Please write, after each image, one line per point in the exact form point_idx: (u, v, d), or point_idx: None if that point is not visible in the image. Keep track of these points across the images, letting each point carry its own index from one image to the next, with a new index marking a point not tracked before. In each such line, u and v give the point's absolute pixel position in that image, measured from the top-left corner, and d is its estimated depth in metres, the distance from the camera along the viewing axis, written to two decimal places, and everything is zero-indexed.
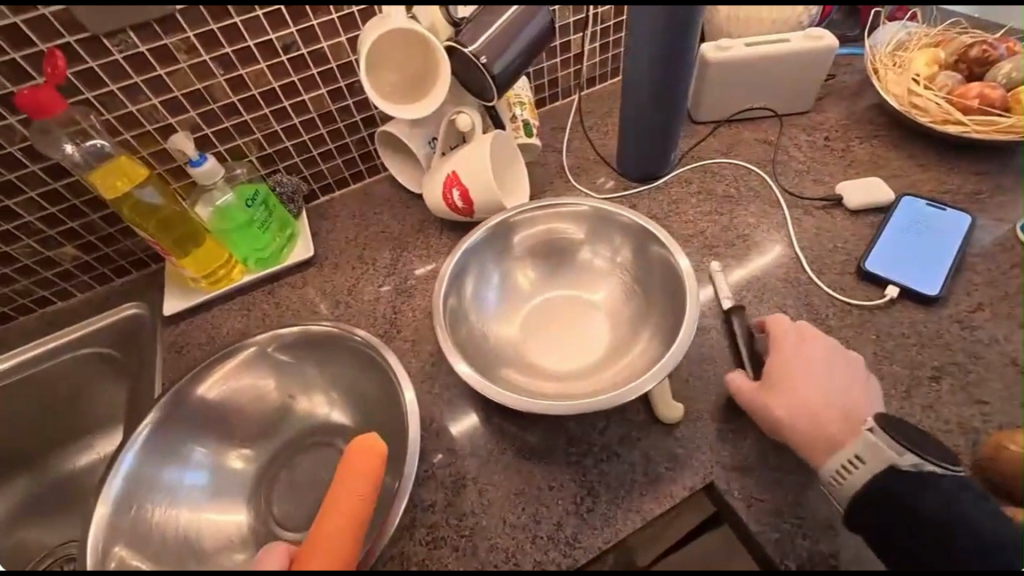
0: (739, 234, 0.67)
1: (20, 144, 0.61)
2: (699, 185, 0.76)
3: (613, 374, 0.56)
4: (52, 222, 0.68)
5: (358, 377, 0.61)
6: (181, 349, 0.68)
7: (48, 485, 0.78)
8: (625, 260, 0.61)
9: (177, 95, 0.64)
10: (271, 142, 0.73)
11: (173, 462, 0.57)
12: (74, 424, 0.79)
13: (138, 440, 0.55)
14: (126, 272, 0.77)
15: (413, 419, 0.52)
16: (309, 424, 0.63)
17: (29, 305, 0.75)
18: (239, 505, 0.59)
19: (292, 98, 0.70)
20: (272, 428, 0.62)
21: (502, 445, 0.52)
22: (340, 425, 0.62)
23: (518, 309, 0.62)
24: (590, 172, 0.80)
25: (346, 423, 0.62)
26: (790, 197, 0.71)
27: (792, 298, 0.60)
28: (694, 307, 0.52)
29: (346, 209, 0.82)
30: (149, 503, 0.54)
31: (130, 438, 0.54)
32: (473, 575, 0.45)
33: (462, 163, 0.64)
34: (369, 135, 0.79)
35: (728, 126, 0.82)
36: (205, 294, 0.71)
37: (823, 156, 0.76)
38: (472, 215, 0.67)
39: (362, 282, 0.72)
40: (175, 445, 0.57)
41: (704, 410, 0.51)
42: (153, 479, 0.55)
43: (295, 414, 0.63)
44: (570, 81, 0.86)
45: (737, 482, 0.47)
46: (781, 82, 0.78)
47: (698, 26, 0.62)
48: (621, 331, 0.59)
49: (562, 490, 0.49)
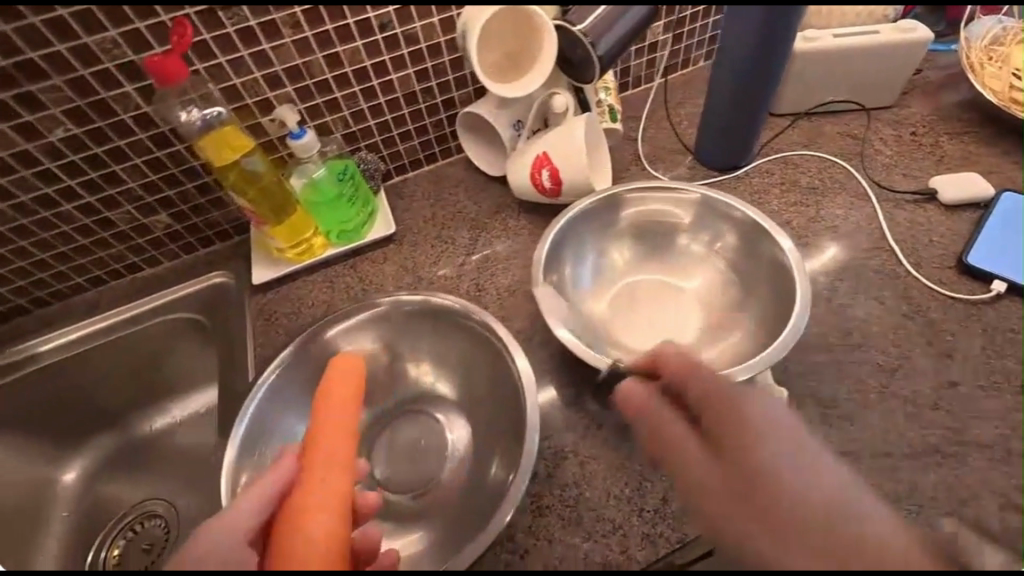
0: (827, 225, 0.67)
1: (134, 112, 0.63)
2: (779, 176, 0.75)
3: (708, 357, 0.56)
4: (152, 190, 0.71)
5: (469, 348, 0.63)
6: (269, 317, 0.70)
7: (129, 443, 0.82)
8: (725, 248, 0.61)
9: (278, 70, 0.66)
10: (358, 120, 0.74)
11: (291, 413, 0.61)
12: (152, 387, 0.82)
13: (267, 384, 0.59)
14: (210, 243, 0.80)
15: (528, 386, 0.54)
16: (413, 391, 0.66)
17: (122, 271, 0.78)
18: None
19: (381, 77, 0.72)
20: (379, 391, 0.66)
21: (599, 420, 0.53)
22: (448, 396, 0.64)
23: (608, 288, 0.62)
24: (667, 160, 0.79)
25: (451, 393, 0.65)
26: (880, 190, 0.70)
27: (891, 292, 0.59)
28: (806, 296, 0.51)
29: (421, 190, 0.83)
30: (272, 439, 0.59)
31: (260, 381, 0.59)
32: (582, 542, 0.46)
33: (555, 146, 0.64)
34: (448, 117, 0.80)
35: (806, 120, 0.81)
36: (291, 265, 0.73)
37: (911, 150, 0.75)
38: (558, 196, 0.67)
39: (443, 260, 0.73)
40: (296, 393, 0.62)
41: (805, 395, 0.52)
42: (277, 419, 0.60)
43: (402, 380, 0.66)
44: (642, 70, 0.85)
45: (848, 467, 0.47)
46: (867, 75, 0.77)
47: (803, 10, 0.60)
48: (717, 319, 0.59)
49: (664, 466, 0.49)
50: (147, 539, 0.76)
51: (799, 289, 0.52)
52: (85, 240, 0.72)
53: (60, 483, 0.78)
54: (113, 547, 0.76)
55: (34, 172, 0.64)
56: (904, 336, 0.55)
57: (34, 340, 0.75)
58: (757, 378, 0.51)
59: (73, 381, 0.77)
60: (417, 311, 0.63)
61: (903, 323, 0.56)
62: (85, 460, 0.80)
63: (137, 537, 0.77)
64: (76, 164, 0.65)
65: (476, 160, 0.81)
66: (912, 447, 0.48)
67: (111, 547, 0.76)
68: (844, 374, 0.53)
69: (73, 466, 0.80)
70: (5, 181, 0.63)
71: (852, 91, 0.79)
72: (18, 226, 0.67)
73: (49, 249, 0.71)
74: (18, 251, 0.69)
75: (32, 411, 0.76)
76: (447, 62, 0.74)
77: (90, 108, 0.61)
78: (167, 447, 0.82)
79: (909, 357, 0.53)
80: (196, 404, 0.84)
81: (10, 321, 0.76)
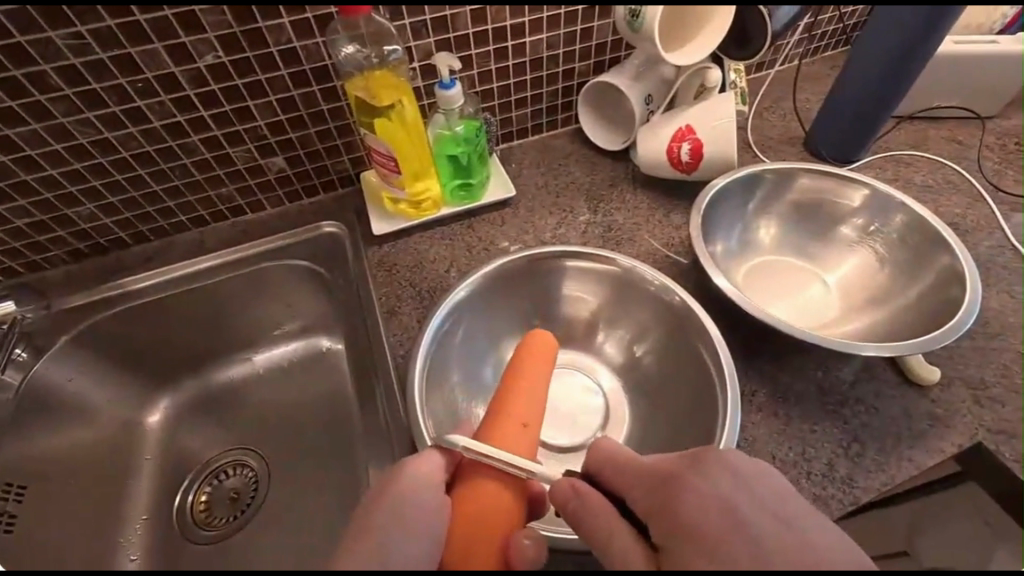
0: (949, 221, 0.69)
1: (283, 45, 0.61)
2: (894, 173, 0.76)
3: (848, 330, 0.59)
4: (276, 130, 0.68)
5: (644, 318, 0.63)
6: (390, 268, 0.70)
7: (210, 391, 0.78)
8: (880, 233, 0.63)
9: (426, 19, 0.63)
10: (483, 81, 0.72)
11: (461, 349, 0.61)
12: (237, 336, 0.78)
13: (457, 296, 0.60)
14: (315, 192, 0.78)
15: (720, 346, 0.54)
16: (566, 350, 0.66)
17: (225, 212, 0.76)
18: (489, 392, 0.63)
19: (517, 39, 0.69)
20: None
21: (754, 387, 0.54)
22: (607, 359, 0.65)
23: (748, 257, 0.66)
24: (777, 149, 0.80)
25: (603, 357, 0.66)
26: (994, 193, 0.72)
27: (1020, 285, 0.61)
28: (976, 286, 0.53)
29: (530, 157, 0.81)
30: (446, 346, 0.59)
31: (454, 292, 0.59)
32: None
33: (699, 118, 0.66)
34: (564, 88, 0.78)
35: (910, 123, 0.82)
36: (409, 220, 0.73)
37: (1018, 158, 0.77)
38: (692, 171, 0.69)
39: (563, 228, 0.72)
40: (472, 317, 0.62)
41: (956, 376, 0.53)
42: (455, 331, 0.60)
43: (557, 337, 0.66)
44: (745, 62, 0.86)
45: (1007, 444, 0.49)
46: (981, 83, 0.77)
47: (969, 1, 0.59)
48: (863, 299, 0.62)
49: (825, 434, 0.51)
50: (234, 487, 0.72)
51: (966, 274, 0.54)
52: (200, 174, 0.70)
53: (145, 426, 0.75)
54: (200, 493, 0.72)
55: (171, 99, 0.61)
56: None
57: (133, 275, 0.72)
58: (912, 359, 0.53)
59: (165, 320, 0.74)
60: (607, 274, 0.63)
61: None
62: (170, 402, 0.77)
63: (224, 485, 0.73)
64: (214, 94, 0.62)
65: (587, 132, 0.79)
66: None
67: (198, 492, 0.73)
68: (989, 360, 0.55)
69: (158, 408, 0.77)
70: (140, 105, 0.61)
71: (962, 98, 0.79)
72: (141, 153, 0.65)
73: (164, 181, 0.69)
74: (134, 180, 0.67)
75: (125, 349, 0.73)
76: (579, 31, 0.71)
77: (242, 36, 0.59)
78: (251, 399, 0.78)
79: None
80: (281, 356, 0.80)
81: (110, 253, 0.74)
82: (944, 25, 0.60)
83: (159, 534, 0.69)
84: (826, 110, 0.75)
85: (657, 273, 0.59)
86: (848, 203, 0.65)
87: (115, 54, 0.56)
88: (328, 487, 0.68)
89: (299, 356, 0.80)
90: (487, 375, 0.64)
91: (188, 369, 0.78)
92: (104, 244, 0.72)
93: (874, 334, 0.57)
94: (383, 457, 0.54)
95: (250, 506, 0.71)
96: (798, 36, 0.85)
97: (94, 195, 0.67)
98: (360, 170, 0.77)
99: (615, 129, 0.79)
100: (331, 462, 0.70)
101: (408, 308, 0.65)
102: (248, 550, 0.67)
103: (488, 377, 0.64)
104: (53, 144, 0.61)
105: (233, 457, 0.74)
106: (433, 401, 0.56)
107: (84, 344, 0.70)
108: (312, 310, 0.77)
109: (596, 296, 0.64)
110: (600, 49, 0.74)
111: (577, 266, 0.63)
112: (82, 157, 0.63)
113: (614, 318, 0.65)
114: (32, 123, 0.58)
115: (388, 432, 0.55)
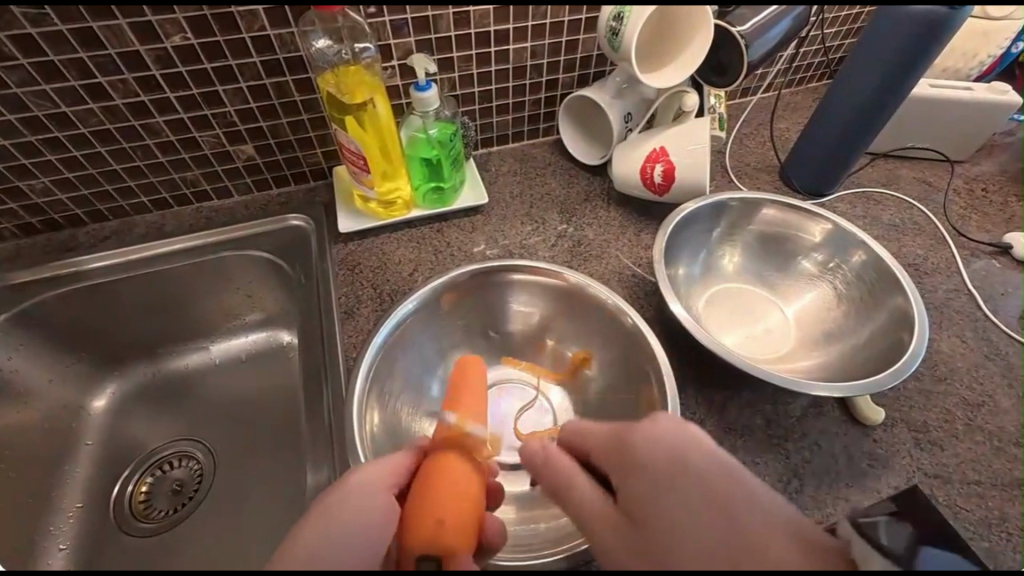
0: (910, 261, 0.70)
1: (256, 33, 0.59)
2: (862, 210, 0.77)
3: (802, 365, 0.60)
4: (245, 117, 0.67)
5: (598, 336, 0.62)
6: (353, 267, 0.69)
7: (162, 378, 0.76)
8: (839, 269, 0.64)
9: (407, 17, 0.62)
10: (464, 85, 0.71)
11: (410, 353, 0.61)
12: (194, 325, 0.76)
13: (409, 305, 0.59)
14: (285, 183, 0.76)
15: (668, 372, 0.54)
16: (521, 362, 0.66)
17: (189, 197, 0.74)
18: (438, 400, 0.63)
19: (500, 46, 0.68)
20: (489, 354, 0.66)
21: (702, 416, 0.54)
22: (560, 375, 0.65)
23: (710, 285, 0.66)
24: (753, 176, 0.81)
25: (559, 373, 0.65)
26: (957, 236, 0.74)
27: (971, 331, 0.63)
28: (924, 330, 0.53)
29: (507, 165, 0.80)
30: (395, 354, 0.59)
31: (405, 300, 0.59)
32: None
33: (673, 140, 0.66)
34: (547, 98, 0.77)
35: (883, 161, 0.83)
36: (377, 220, 0.71)
37: (984, 204, 0.78)
38: (664, 192, 0.69)
39: (533, 239, 0.72)
40: (424, 325, 0.62)
41: (899, 418, 0.54)
42: (404, 338, 0.60)
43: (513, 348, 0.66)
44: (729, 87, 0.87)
45: (942, 488, 0.50)
46: (951, 127, 0.79)
47: (947, 40, 0.60)
48: (818, 333, 0.62)
49: (767, 467, 0.51)
50: (178, 479, 0.70)
51: (914, 315, 0.55)
52: (164, 156, 0.68)
53: (89, 410, 0.73)
54: (140, 484, 0.70)
55: (136, 78, 0.60)
56: (986, 376, 0.58)
57: (86, 255, 0.69)
58: (857, 397, 0.54)
59: (116, 303, 0.71)
60: (565, 291, 0.62)
61: (984, 363, 0.59)
62: (117, 387, 0.75)
63: (168, 476, 0.71)
64: (181, 76, 0.61)
65: (566, 143, 0.79)
66: (1000, 481, 0.51)
67: (138, 483, 0.70)
68: (933, 404, 0.56)
69: (104, 393, 0.74)
70: (103, 82, 0.59)
71: (934, 141, 0.81)
72: (101, 130, 0.63)
73: (126, 160, 0.67)
74: (93, 157, 0.65)
75: (72, 330, 0.71)
76: (564, 42, 0.70)
77: (213, 18, 0.57)
78: (203, 388, 0.76)
79: (992, 396, 0.56)
80: (239, 347, 0.78)
81: (66, 229, 0.72)
82: (937, 40, 0.58)
83: (94, 523, 0.67)
84: (801, 141, 0.76)
85: (612, 293, 0.59)
86: (809, 237, 0.66)
87: (77, 26, 0.54)
88: (272, 486, 0.67)
89: (257, 348, 0.78)
90: (438, 383, 0.64)
91: (140, 355, 0.76)
92: (58, 220, 0.70)
93: (825, 371, 0.58)
94: (323, 463, 0.52)
95: (192, 499, 0.69)
96: (783, 66, 0.86)
97: (48, 170, 0.64)
98: (332, 164, 0.76)
99: (594, 144, 0.79)
100: (278, 460, 0.69)
101: (366, 309, 0.64)
102: (183, 545, 0.65)
103: (436, 386, 0.64)
104: (6, 114, 0.58)
105: (178, 448, 0.72)
106: (378, 409, 0.56)
107: (28, 324, 0.67)
108: (273, 303, 0.76)
109: (552, 311, 0.64)
110: (584, 62, 0.74)
111: (534, 279, 0.63)
112: (37, 130, 0.60)
113: (570, 336, 0.64)
114: None
115: (330, 437, 0.54)
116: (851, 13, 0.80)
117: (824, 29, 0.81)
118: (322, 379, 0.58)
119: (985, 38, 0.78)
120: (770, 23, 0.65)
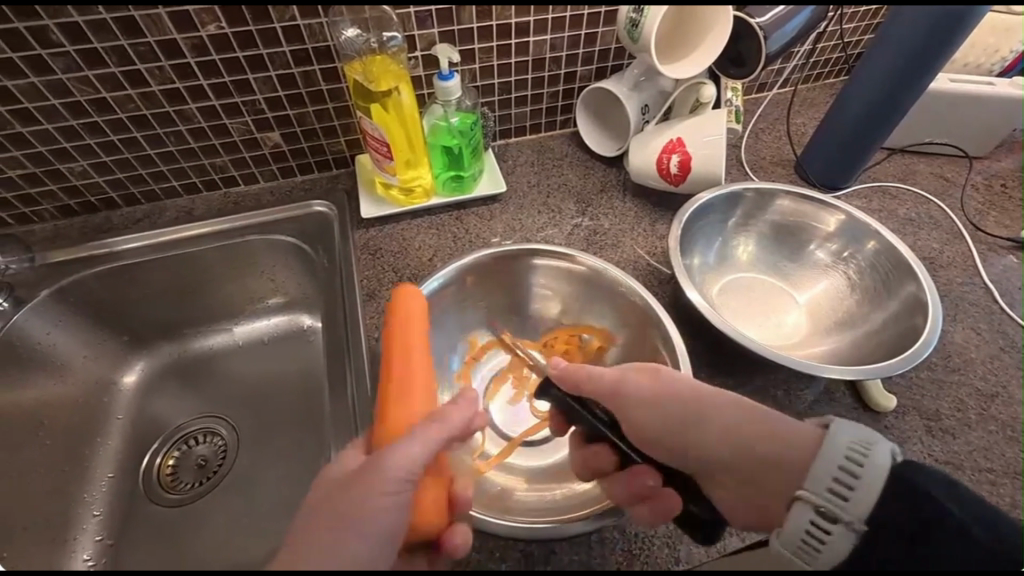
0: (925, 255, 0.70)
1: (286, 23, 0.61)
2: (877, 204, 0.78)
3: (817, 354, 0.60)
4: (274, 105, 0.69)
5: (613, 321, 0.64)
6: (374, 253, 0.71)
7: (190, 356, 0.79)
8: (853, 258, 0.65)
9: (431, 9, 0.64)
10: (484, 76, 0.73)
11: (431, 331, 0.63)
12: (220, 306, 0.79)
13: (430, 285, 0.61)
14: (309, 170, 0.79)
15: (682, 355, 0.55)
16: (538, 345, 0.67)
17: (217, 182, 0.76)
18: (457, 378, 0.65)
19: (520, 38, 0.69)
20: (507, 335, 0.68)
21: None
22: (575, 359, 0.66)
23: (723, 274, 0.67)
24: (769, 170, 0.81)
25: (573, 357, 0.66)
26: (974, 231, 0.74)
27: (986, 324, 0.63)
28: (939, 320, 0.54)
29: (525, 156, 0.82)
30: None
31: (427, 279, 0.61)
32: None
33: (689, 131, 0.67)
34: (565, 90, 0.78)
35: (900, 156, 0.83)
36: (398, 207, 0.73)
37: (1002, 201, 0.78)
38: (680, 183, 0.70)
39: (548, 226, 0.73)
40: (445, 305, 0.64)
41: (911, 406, 0.55)
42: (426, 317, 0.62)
43: (529, 330, 0.68)
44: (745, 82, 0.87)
45: (954, 476, 0.51)
46: (970, 123, 0.78)
47: (972, 26, 0.59)
48: (829, 322, 0.63)
49: None
50: (203, 454, 0.73)
51: (928, 303, 0.55)
52: (195, 142, 0.70)
53: (119, 385, 0.76)
54: (167, 457, 0.73)
55: (172, 65, 0.62)
56: (1000, 366, 0.59)
57: (120, 236, 0.72)
58: (870, 384, 0.55)
59: (147, 283, 0.74)
60: (581, 277, 0.64)
61: (998, 355, 0.60)
62: (146, 365, 0.78)
63: (193, 451, 0.73)
64: (214, 64, 0.63)
65: (583, 136, 0.80)
66: (1012, 469, 0.51)
67: (165, 456, 0.73)
68: (945, 393, 0.56)
69: (134, 369, 0.78)
70: (141, 69, 0.61)
71: (952, 137, 0.81)
72: (138, 115, 0.66)
73: (159, 145, 0.69)
74: (129, 142, 0.68)
75: (106, 309, 0.74)
76: (583, 35, 0.71)
77: (246, 9, 0.59)
78: (228, 367, 0.79)
79: (1006, 387, 0.57)
80: (262, 329, 0.80)
81: (101, 212, 0.75)
82: (961, 28, 0.58)
83: (125, 493, 0.69)
84: (817, 134, 0.77)
85: (625, 276, 0.60)
86: (822, 227, 0.66)
87: (119, 15, 0.56)
88: (294, 462, 0.69)
89: (279, 330, 0.80)
90: (455, 363, 0.65)
91: (168, 334, 0.79)
92: (94, 202, 0.73)
93: (839, 361, 0.58)
94: (345, 437, 0.54)
95: (217, 473, 0.71)
96: (801, 60, 0.86)
97: (87, 153, 0.67)
98: (355, 153, 0.78)
99: (610, 136, 0.80)
100: (298, 438, 0.71)
101: (387, 292, 0.66)
102: (209, 516, 0.67)
103: (454, 365, 0.65)
104: (50, 99, 0.61)
105: (203, 424, 0.75)
106: None
107: (67, 300, 0.70)
108: (294, 287, 0.78)
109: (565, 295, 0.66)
110: (602, 55, 0.75)
111: (552, 261, 0.64)
112: (79, 115, 0.63)
113: (584, 320, 0.66)
114: (32, 77, 0.59)
115: (352, 412, 0.55)
116: (871, 8, 0.80)
117: (842, 23, 0.81)
118: (344, 358, 0.60)
119: (1006, 33, 0.77)
120: (788, 15, 0.65)
